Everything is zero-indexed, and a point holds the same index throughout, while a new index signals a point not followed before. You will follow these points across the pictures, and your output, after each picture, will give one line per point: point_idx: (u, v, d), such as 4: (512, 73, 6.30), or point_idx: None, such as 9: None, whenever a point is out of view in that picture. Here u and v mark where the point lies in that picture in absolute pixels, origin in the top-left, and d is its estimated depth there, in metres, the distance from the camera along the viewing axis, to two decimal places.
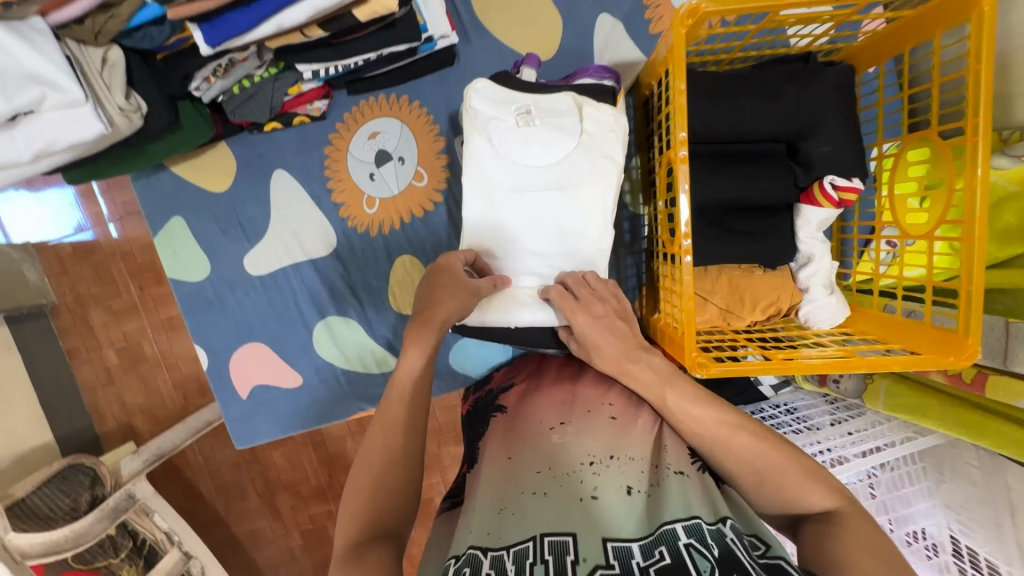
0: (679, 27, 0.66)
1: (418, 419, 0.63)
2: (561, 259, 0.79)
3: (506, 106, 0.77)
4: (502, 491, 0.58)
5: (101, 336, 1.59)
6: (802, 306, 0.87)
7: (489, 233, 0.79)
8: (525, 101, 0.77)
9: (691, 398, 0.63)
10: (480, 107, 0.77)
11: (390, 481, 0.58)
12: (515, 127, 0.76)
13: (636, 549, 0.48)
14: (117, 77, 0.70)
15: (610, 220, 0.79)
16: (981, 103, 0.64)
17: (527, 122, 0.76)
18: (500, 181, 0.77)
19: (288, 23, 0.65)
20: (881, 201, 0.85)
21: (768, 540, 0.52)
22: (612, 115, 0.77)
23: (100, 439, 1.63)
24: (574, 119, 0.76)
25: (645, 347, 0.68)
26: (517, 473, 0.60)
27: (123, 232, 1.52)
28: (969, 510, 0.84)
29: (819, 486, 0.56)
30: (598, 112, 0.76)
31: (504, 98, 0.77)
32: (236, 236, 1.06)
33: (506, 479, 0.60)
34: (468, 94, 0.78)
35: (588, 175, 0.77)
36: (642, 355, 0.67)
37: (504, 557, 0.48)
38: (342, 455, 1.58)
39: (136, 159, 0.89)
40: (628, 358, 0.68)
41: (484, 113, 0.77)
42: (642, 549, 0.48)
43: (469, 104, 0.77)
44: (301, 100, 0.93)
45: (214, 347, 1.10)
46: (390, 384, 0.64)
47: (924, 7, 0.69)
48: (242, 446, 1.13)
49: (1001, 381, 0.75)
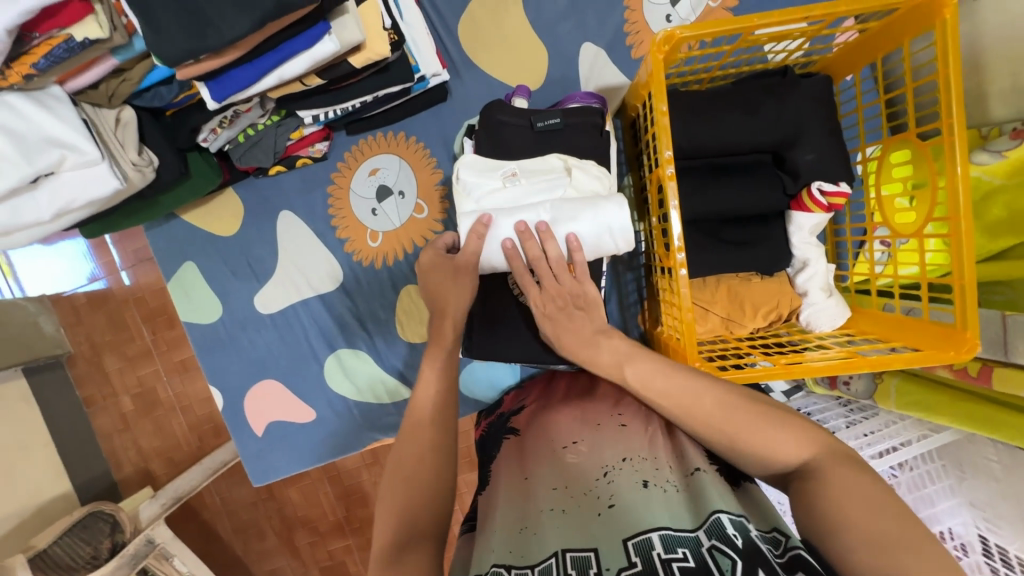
0: (657, 53, 0.70)
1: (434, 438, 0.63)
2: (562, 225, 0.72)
3: (490, 173, 0.78)
4: (521, 511, 0.58)
5: (117, 382, 1.62)
6: (803, 310, 0.88)
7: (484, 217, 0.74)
8: (509, 165, 0.78)
9: (657, 371, 0.63)
10: (468, 177, 0.78)
11: (422, 475, 0.59)
12: (502, 189, 0.77)
13: (656, 541, 0.47)
14: (130, 135, 0.75)
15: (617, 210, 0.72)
16: (953, 104, 0.66)
17: (514, 182, 0.77)
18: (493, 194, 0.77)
19: (288, 74, 0.69)
20: (869, 202, 0.86)
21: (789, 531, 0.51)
22: (596, 169, 0.79)
23: (118, 485, 1.65)
24: (560, 176, 0.77)
25: (604, 332, 0.69)
26: (533, 495, 0.60)
27: (135, 279, 1.56)
28: (992, 506, 0.83)
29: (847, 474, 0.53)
30: (583, 167, 0.78)
31: (489, 166, 0.79)
32: (246, 277, 1.09)
33: (526, 498, 0.60)
34: (455, 168, 0.80)
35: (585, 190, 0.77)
36: (604, 341, 0.69)
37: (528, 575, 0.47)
38: (358, 488, 1.58)
39: (145, 211, 0.93)
40: (589, 343, 0.69)
41: (471, 181, 0.78)
42: (663, 541, 0.47)
43: (457, 176, 0.79)
44: (303, 143, 0.98)
45: (228, 387, 1.12)
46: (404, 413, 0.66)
47: (888, 19, 0.72)
48: (259, 483, 1.14)
49: (1005, 373, 0.76)
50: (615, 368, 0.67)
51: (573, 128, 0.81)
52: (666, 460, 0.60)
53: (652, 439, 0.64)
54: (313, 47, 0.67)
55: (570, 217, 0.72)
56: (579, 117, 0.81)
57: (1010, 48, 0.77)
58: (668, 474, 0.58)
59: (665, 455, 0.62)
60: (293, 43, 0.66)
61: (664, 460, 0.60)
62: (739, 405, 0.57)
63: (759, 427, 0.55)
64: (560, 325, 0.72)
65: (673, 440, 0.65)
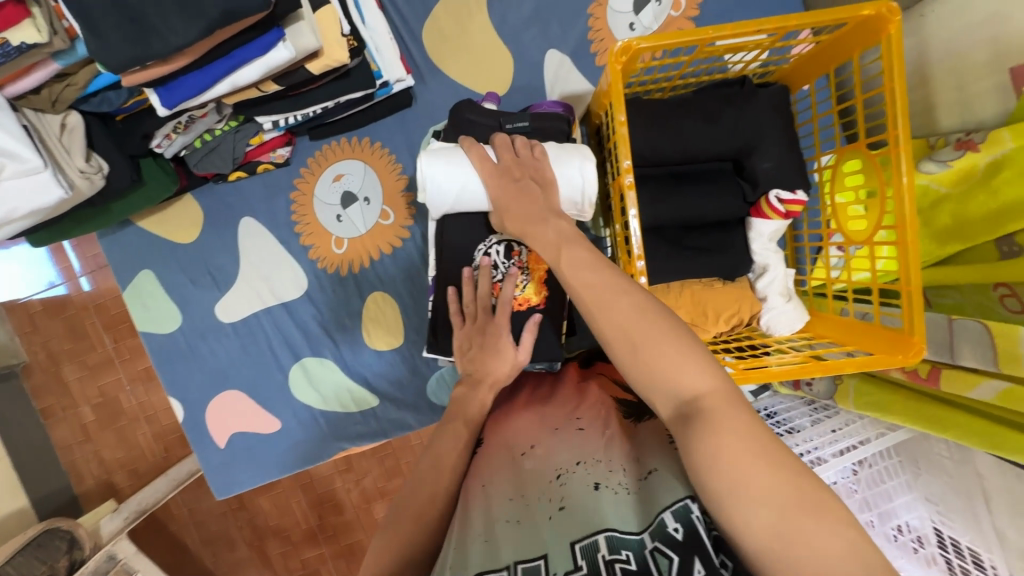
0: (615, 63, 0.71)
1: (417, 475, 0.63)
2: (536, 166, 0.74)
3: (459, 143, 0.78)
4: (470, 524, 0.56)
5: (77, 392, 1.56)
6: (763, 315, 0.90)
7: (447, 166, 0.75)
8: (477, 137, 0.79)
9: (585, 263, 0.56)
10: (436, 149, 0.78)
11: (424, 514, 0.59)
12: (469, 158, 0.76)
13: (602, 542, 0.50)
14: (77, 141, 0.72)
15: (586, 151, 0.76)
16: (899, 117, 0.69)
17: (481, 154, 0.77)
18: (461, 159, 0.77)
19: (242, 81, 0.68)
20: (826, 209, 0.89)
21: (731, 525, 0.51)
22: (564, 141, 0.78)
23: (79, 499, 1.58)
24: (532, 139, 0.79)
25: (554, 213, 0.65)
26: (479, 501, 0.58)
27: (96, 285, 1.51)
28: (947, 501, 0.86)
29: None
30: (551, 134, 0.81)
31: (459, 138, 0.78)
32: (207, 285, 1.07)
33: (473, 502, 0.59)
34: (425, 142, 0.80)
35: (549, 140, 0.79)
36: (551, 219, 0.63)
37: None
38: (331, 496, 1.56)
39: (98, 218, 0.90)
40: (536, 220, 0.64)
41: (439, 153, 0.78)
42: (608, 543, 0.50)
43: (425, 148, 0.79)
44: (263, 149, 0.96)
45: (190, 397, 1.09)
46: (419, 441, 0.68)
47: (838, 33, 0.74)
48: (222, 496, 1.11)
49: (954, 373, 0.79)
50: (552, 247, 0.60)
51: (541, 131, 0.81)
52: (620, 462, 0.58)
53: (608, 443, 0.61)
54: (267, 55, 0.66)
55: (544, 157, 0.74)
56: (547, 122, 0.81)
57: (955, 61, 0.81)
58: (621, 477, 0.57)
59: (620, 456, 0.60)
60: (246, 50, 0.65)
61: (618, 462, 0.58)
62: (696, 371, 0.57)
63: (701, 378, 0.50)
64: (510, 200, 0.67)
65: (632, 437, 0.62)
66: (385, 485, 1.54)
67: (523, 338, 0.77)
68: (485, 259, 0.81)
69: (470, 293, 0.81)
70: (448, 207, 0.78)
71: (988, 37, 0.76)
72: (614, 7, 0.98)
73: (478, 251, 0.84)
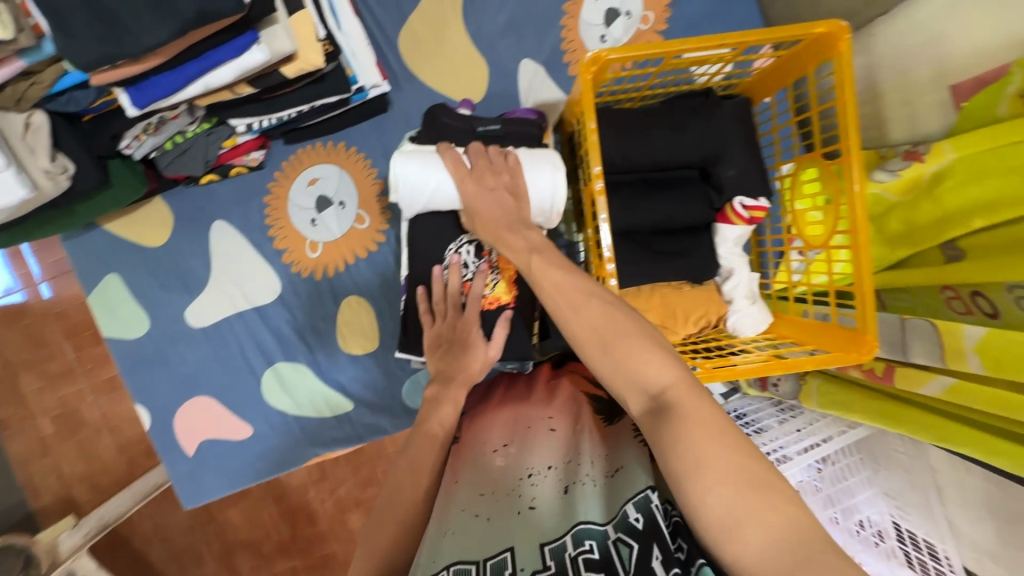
0: (585, 73, 0.73)
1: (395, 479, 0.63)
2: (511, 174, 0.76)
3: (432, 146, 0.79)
4: (443, 518, 0.58)
5: (34, 403, 1.50)
6: (729, 317, 0.93)
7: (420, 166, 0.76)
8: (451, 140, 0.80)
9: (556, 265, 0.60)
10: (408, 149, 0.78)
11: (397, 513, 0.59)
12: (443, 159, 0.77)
13: (568, 541, 0.51)
14: (42, 139, 0.70)
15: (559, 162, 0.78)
16: (850, 128, 0.73)
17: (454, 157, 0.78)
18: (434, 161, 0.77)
19: (216, 82, 0.68)
20: (787, 215, 0.93)
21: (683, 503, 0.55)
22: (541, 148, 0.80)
23: (35, 515, 1.52)
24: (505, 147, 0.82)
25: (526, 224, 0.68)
26: (451, 499, 0.60)
27: (57, 292, 1.46)
28: (904, 495, 0.92)
29: None
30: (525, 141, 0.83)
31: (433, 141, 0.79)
32: (176, 290, 1.05)
33: (445, 505, 0.59)
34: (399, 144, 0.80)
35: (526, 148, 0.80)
36: (523, 230, 0.67)
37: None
38: (304, 505, 1.54)
39: (62, 220, 0.88)
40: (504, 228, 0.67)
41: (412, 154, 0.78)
42: (574, 538, 0.51)
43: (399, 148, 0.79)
44: (236, 152, 0.95)
45: (157, 405, 1.06)
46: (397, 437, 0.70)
47: (795, 49, 0.78)
48: (191, 506, 1.09)
49: (907, 371, 0.83)
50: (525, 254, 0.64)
51: (512, 135, 0.83)
52: (589, 456, 0.62)
53: (580, 443, 0.64)
54: (241, 57, 0.66)
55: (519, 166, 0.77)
56: (519, 128, 0.84)
57: (901, 77, 0.87)
58: (588, 468, 0.59)
59: (589, 450, 0.63)
60: (219, 51, 0.65)
61: (586, 457, 0.61)
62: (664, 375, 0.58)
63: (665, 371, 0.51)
64: (483, 207, 0.70)
65: (599, 434, 0.66)
66: (360, 493, 1.52)
67: (495, 333, 0.79)
68: (456, 258, 0.82)
69: (440, 292, 0.81)
70: (420, 206, 0.78)
71: (932, 56, 0.81)
72: (586, 19, 1.01)
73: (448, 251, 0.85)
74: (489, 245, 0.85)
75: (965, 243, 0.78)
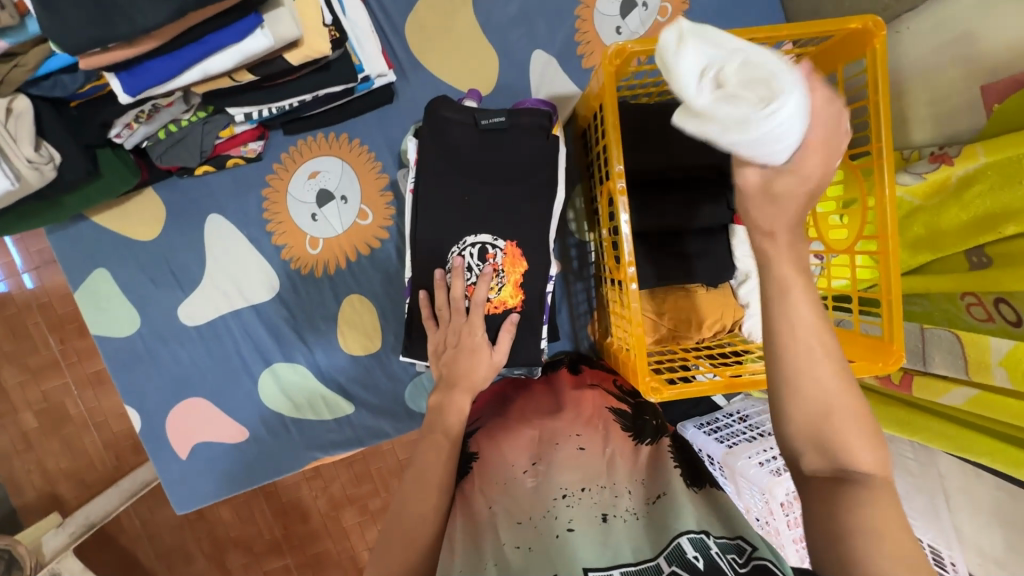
0: (608, 66, 0.69)
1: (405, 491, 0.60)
2: None
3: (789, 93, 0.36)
4: (477, 546, 0.57)
5: (17, 398, 1.44)
6: (744, 321, 0.90)
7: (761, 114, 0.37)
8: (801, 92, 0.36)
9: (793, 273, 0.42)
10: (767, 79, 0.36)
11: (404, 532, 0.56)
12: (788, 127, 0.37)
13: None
14: (25, 126, 0.65)
15: None
16: (882, 130, 0.70)
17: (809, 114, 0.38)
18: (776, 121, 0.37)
19: (215, 69, 0.63)
20: (806, 218, 0.90)
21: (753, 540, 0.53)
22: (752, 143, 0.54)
23: (18, 512, 1.47)
24: None
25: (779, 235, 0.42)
26: (486, 524, 0.59)
27: (40, 283, 1.40)
28: (911, 500, 0.89)
29: None
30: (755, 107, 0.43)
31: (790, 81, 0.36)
32: (168, 285, 1.00)
33: (478, 530, 0.59)
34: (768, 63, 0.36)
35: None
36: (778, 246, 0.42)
37: None
38: (297, 504, 1.50)
39: (47, 211, 0.83)
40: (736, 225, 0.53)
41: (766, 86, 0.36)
42: None
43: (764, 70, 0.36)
44: (233, 142, 0.90)
45: (147, 405, 1.02)
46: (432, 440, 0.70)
47: (824, 44, 0.75)
48: (182, 510, 1.05)
49: (924, 380, 0.81)
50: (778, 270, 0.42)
51: (518, 128, 0.81)
52: (624, 486, 0.63)
53: (610, 462, 0.67)
54: (242, 43, 0.62)
55: None
56: (524, 119, 0.81)
57: (928, 78, 0.84)
58: (627, 502, 0.61)
59: (623, 478, 0.65)
60: (220, 35, 0.60)
61: (622, 486, 0.63)
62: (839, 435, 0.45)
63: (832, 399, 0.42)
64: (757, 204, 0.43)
65: (630, 459, 0.68)
66: (354, 491, 1.49)
67: (500, 339, 0.79)
68: (458, 261, 0.80)
69: (443, 296, 0.79)
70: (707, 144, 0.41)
71: (961, 57, 0.78)
72: (602, 9, 0.97)
73: (451, 255, 0.82)
74: (494, 247, 0.81)
75: (993, 250, 0.75)
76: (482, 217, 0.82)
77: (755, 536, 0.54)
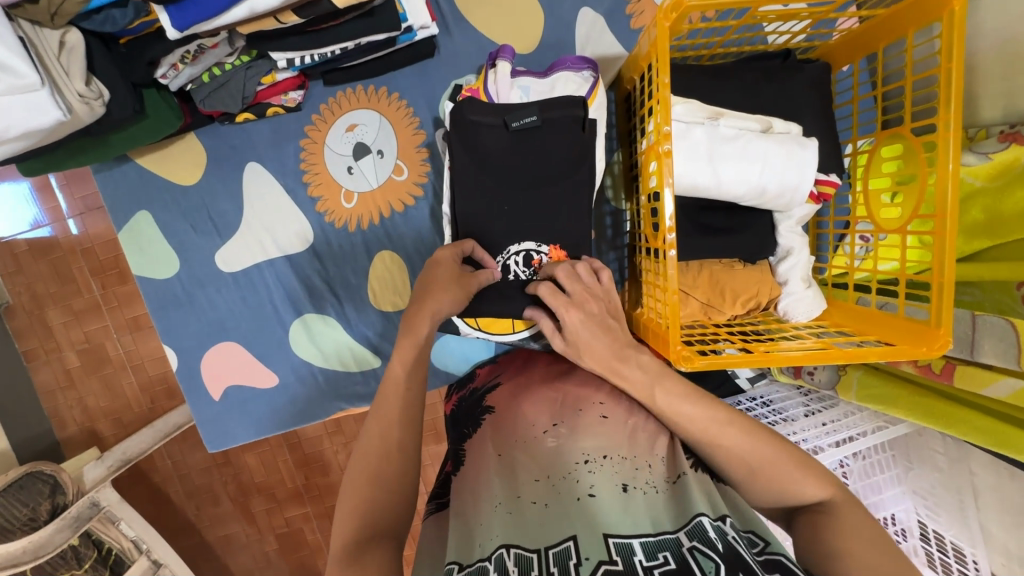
0: (663, 20, 0.66)
1: (390, 445, 0.59)
2: (756, 180, 0.77)
3: (688, 137, 0.76)
4: (504, 492, 0.60)
5: (61, 337, 1.51)
6: (780, 300, 0.87)
7: (683, 146, 0.76)
8: (700, 144, 0.76)
9: (681, 395, 0.63)
10: (680, 119, 0.77)
11: (388, 474, 0.57)
12: (705, 152, 0.76)
13: (638, 548, 0.49)
14: (76, 61, 0.67)
15: (784, 169, 0.76)
16: (952, 101, 0.65)
17: (694, 156, 0.76)
18: (692, 154, 0.76)
19: (261, 6, 0.62)
20: (855, 197, 0.87)
21: (766, 535, 0.54)
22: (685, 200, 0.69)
23: (61, 445, 1.55)
24: (758, 160, 0.76)
25: (634, 346, 0.67)
26: (510, 474, 0.63)
27: (84, 228, 1.45)
28: (936, 495, 0.85)
29: (819, 481, 0.58)
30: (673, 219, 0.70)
31: (684, 132, 0.76)
32: (207, 232, 1.02)
33: (506, 475, 0.63)
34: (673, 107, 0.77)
35: (742, 129, 0.77)
36: (633, 354, 0.66)
37: (537, 559, 0.50)
38: (319, 457, 1.55)
39: (95, 150, 0.85)
40: (618, 358, 0.66)
41: (681, 122, 0.77)
42: (644, 550, 0.49)
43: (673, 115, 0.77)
44: (275, 90, 0.91)
45: (184, 346, 1.05)
46: (381, 380, 0.63)
47: (896, 7, 0.71)
48: (214, 450, 1.09)
49: (968, 371, 0.77)
50: (644, 390, 0.65)
51: (551, 125, 0.79)
52: (645, 459, 0.63)
53: (632, 433, 0.66)
54: None
55: (769, 164, 0.76)
56: (558, 112, 0.79)
57: (1006, 50, 0.77)
58: (647, 476, 0.61)
59: (643, 452, 0.64)
60: None
61: (643, 459, 0.63)
62: (791, 456, 0.59)
63: (777, 453, 0.59)
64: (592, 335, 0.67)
65: (653, 430, 0.67)
66: None
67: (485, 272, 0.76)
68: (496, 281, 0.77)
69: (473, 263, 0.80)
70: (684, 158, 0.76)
71: None
72: None
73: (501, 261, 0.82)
74: (539, 253, 0.81)
75: None
76: (520, 177, 0.81)
77: (766, 531, 0.55)
